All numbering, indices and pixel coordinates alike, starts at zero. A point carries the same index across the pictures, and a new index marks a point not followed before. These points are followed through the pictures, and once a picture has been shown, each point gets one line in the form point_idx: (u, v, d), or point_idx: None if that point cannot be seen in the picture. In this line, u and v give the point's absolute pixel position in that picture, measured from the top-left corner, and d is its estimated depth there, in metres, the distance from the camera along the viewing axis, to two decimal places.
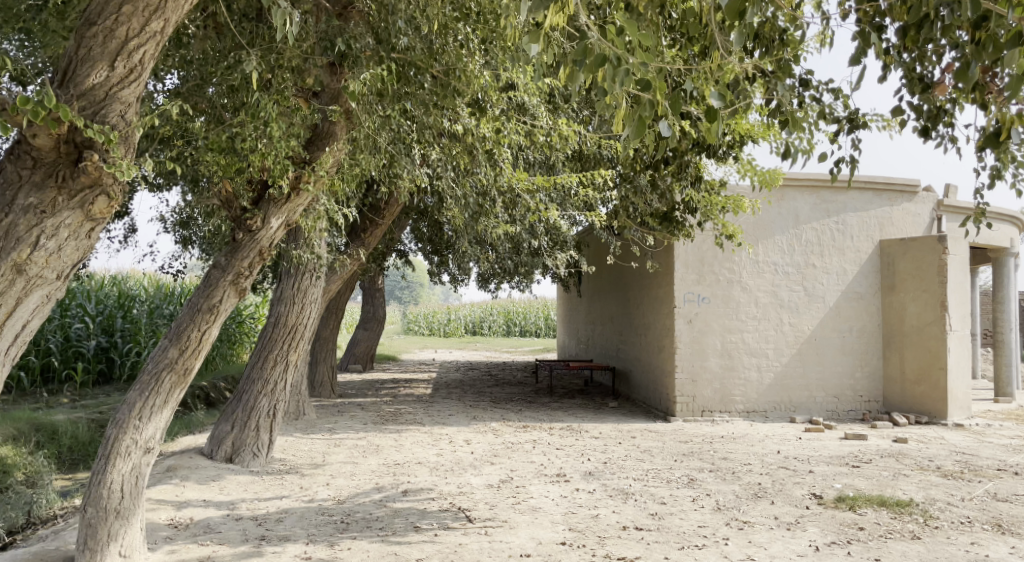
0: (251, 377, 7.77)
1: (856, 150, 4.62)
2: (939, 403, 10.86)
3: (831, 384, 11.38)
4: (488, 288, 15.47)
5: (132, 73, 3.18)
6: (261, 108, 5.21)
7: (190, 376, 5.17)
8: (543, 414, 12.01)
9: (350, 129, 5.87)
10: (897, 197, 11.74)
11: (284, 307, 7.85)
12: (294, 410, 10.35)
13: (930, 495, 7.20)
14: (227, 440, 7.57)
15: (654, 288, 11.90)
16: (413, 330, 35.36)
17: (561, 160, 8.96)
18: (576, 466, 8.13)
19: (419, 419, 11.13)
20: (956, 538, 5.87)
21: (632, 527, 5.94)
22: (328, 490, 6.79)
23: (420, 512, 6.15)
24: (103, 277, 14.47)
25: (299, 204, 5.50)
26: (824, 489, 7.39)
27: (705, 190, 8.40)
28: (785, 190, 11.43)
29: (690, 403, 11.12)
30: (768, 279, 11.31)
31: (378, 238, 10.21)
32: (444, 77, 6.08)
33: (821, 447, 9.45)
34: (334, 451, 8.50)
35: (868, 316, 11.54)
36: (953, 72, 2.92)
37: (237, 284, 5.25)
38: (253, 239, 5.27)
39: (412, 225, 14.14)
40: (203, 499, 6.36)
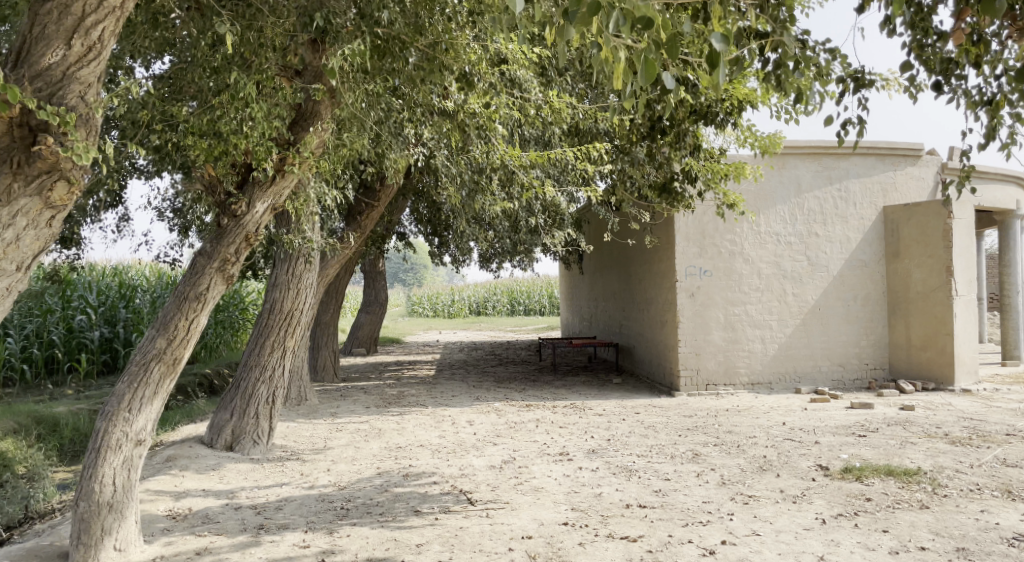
0: (248, 364, 7.65)
1: (864, 110, 4.46)
2: (946, 369, 10.71)
3: (836, 352, 11.26)
4: (490, 267, 15.36)
5: (91, 51, 3.10)
6: (241, 88, 5.06)
7: (179, 366, 5.09)
8: (547, 393, 11.92)
9: (335, 109, 5.73)
10: (901, 161, 11.55)
11: (279, 293, 7.73)
12: (295, 396, 10.27)
13: (938, 462, 7.11)
14: (227, 428, 7.49)
15: (656, 262, 11.73)
16: (417, 312, 35.29)
17: (557, 135, 8.79)
18: (579, 444, 8.04)
19: (423, 401, 11.05)
20: (966, 505, 5.77)
21: (636, 504, 5.86)
22: (328, 475, 6.72)
23: (422, 495, 6.08)
24: (104, 269, 14.39)
25: (285, 186, 5.37)
26: (830, 460, 7.30)
27: (705, 159, 8.25)
28: (786, 157, 11.24)
29: (695, 376, 11.01)
30: (771, 250, 11.16)
31: (375, 221, 10.04)
32: (430, 52, 5.88)
33: (827, 417, 9.35)
34: (335, 436, 8.43)
35: (872, 284, 11.41)
36: (977, 6, 2.71)
37: (224, 271, 5.13)
38: (238, 224, 5.14)
39: (411, 207, 13.99)
40: (202, 489, 6.29)
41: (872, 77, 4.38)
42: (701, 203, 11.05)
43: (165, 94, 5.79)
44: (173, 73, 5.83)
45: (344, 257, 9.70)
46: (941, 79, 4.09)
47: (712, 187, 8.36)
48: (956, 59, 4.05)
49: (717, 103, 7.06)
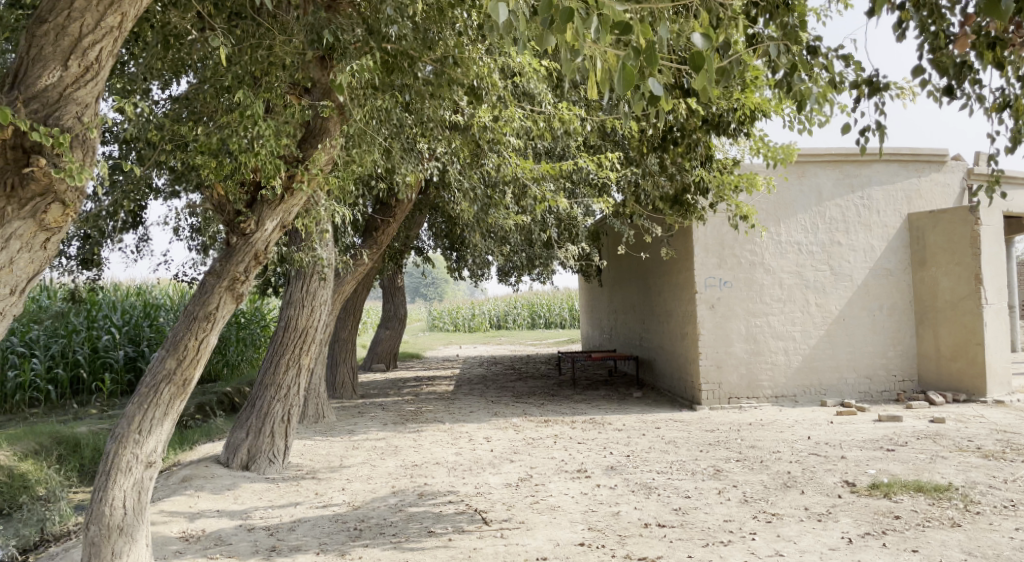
0: (264, 383, 7.59)
1: (880, 116, 4.32)
2: (978, 380, 10.42)
3: (863, 364, 11.02)
4: (509, 281, 15.29)
5: (88, 72, 3.10)
6: (248, 105, 5.03)
7: (190, 387, 5.06)
8: (565, 408, 11.78)
9: (345, 125, 5.67)
10: (925, 167, 11.32)
11: (294, 310, 7.69)
12: (313, 413, 10.24)
13: (970, 478, 6.87)
14: (243, 447, 7.43)
15: (675, 273, 11.59)
16: (438, 326, 35.27)
17: (570, 147, 8.71)
18: (598, 461, 7.90)
19: (440, 417, 10.97)
20: (1000, 523, 5.55)
21: (655, 524, 5.72)
22: (343, 495, 6.64)
23: (436, 515, 5.98)
24: (127, 289, 14.51)
25: (294, 204, 5.32)
26: (857, 475, 7.09)
27: (718, 170, 8.13)
28: (805, 166, 11.07)
29: (716, 390, 10.81)
30: (792, 260, 10.97)
31: (391, 237, 10.00)
32: (441, 67, 5.88)
33: (853, 431, 9.12)
34: (351, 454, 8.35)
35: (898, 293, 11.17)
36: (985, 8, 2.65)
37: (234, 290, 5.09)
38: (247, 242, 5.14)
39: (429, 221, 13.98)
40: (216, 509, 6.24)
41: (888, 81, 4.26)
42: (719, 214, 10.91)
43: (178, 114, 5.79)
44: (186, 93, 5.84)
45: (360, 273, 9.67)
46: (956, 81, 4.00)
47: (726, 198, 8.21)
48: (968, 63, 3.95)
49: (729, 113, 6.96)
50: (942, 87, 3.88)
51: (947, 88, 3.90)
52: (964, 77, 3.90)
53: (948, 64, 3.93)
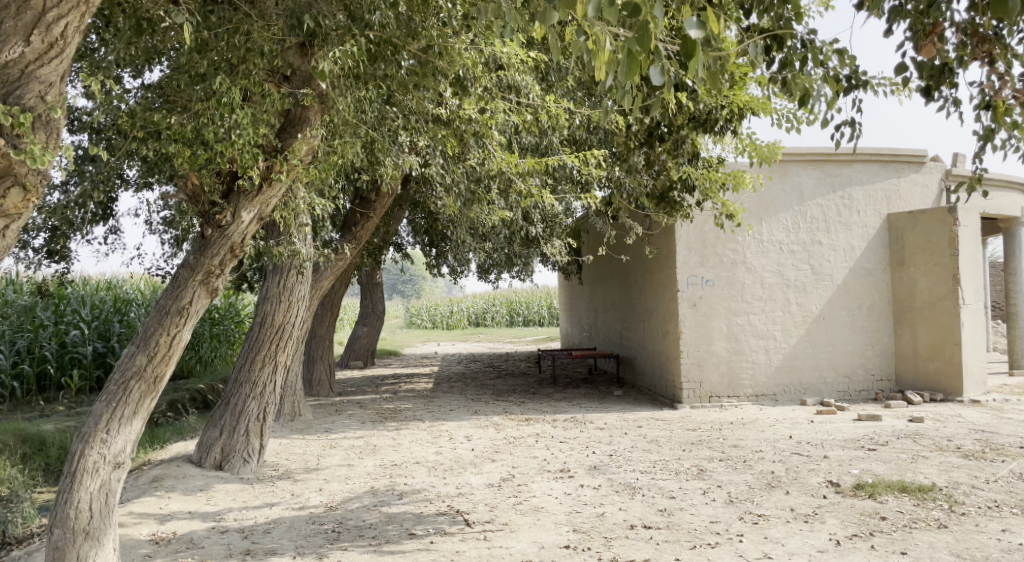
0: (238, 380, 7.36)
1: (854, 113, 4.22)
2: (954, 379, 10.47)
3: (842, 363, 11.03)
4: (489, 278, 15.14)
5: (51, 49, 3.01)
6: (225, 92, 4.81)
7: (161, 384, 4.86)
8: (546, 406, 11.67)
9: (325, 115, 5.50)
10: (904, 167, 11.35)
11: (269, 306, 7.44)
12: (289, 412, 10.01)
13: (952, 478, 6.85)
14: (216, 446, 7.21)
15: (657, 271, 11.49)
16: (416, 323, 35.00)
17: (554, 143, 8.58)
18: (580, 460, 7.80)
19: (420, 416, 10.80)
20: (986, 525, 5.51)
21: (640, 525, 5.61)
22: (320, 496, 6.44)
23: (416, 517, 5.82)
24: (97, 283, 14.15)
25: (272, 195, 5.11)
26: (840, 476, 7.03)
27: (705, 167, 8.04)
28: (788, 164, 11.03)
29: (698, 388, 10.75)
30: (774, 258, 10.94)
31: (370, 232, 9.80)
32: (423, 56, 5.68)
33: (834, 430, 9.09)
34: (329, 453, 8.16)
35: (877, 292, 11.19)
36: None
37: (208, 284, 4.89)
38: (223, 235, 4.90)
39: (409, 217, 13.79)
40: (188, 511, 6.02)
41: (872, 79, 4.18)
42: (702, 212, 10.85)
43: (151, 102, 5.57)
44: (159, 81, 5.60)
45: (338, 268, 9.46)
46: (941, 81, 3.95)
47: (713, 196, 8.13)
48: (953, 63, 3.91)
49: (717, 110, 6.82)
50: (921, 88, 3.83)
51: (924, 88, 3.87)
52: (946, 79, 3.89)
53: (935, 63, 3.91)
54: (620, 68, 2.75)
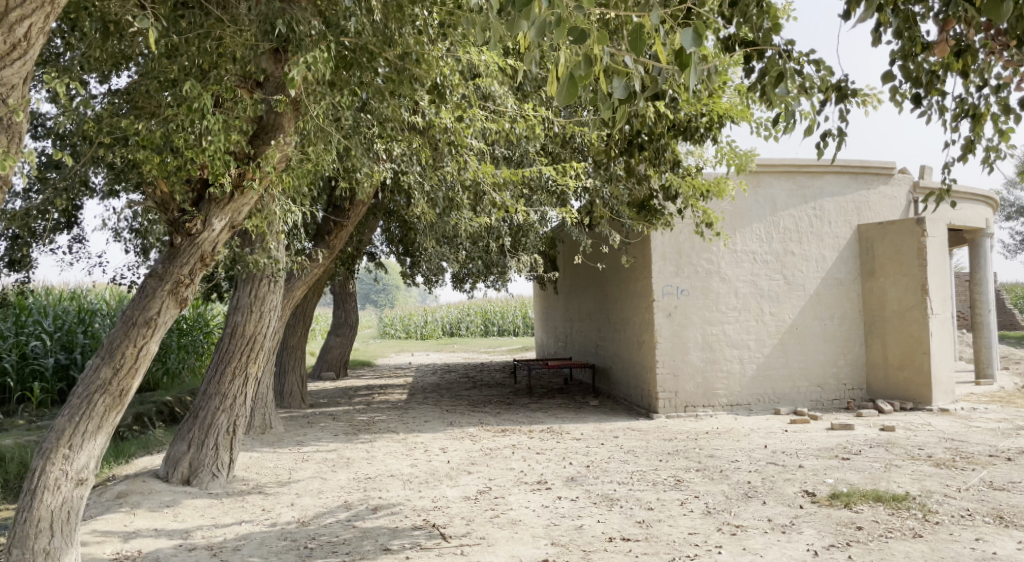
0: (207, 392, 7.19)
1: (844, 122, 4.23)
2: (924, 388, 10.59)
3: (814, 373, 11.12)
4: (464, 288, 15.06)
5: (14, 50, 3.00)
6: (194, 97, 4.68)
7: (127, 398, 4.71)
8: (522, 417, 11.59)
9: (299, 121, 5.41)
10: (874, 179, 11.50)
11: (240, 316, 7.24)
12: (260, 424, 9.81)
13: (925, 487, 6.90)
14: (184, 461, 7.04)
15: (633, 280, 11.50)
16: (389, 333, 34.75)
17: (529, 153, 8.56)
18: (557, 472, 7.74)
19: (394, 428, 10.67)
20: (960, 534, 5.55)
21: (619, 537, 5.56)
22: (292, 511, 6.29)
23: (391, 531, 5.71)
24: (60, 293, 13.82)
25: (245, 203, 4.97)
26: (816, 485, 7.05)
27: (683, 176, 8.07)
28: (761, 176, 11.12)
29: (673, 398, 10.76)
30: (747, 269, 11.00)
31: (344, 241, 9.68)
32: (400, 64, 5.54)
33: (808, 439, 9.14)
34: (300, 466, 8.00)
35: (848, 302, 11.30)
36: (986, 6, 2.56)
37: (178, 294, 4.73)
38: (193, 243, 4.76)
39: (383, 226, 13.67)
40: (154, 528, 5.84)
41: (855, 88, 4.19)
42: (677, 223, 10.89)
43: (118, 109, 5.44)
44: (127, 87, 5.50)
45: (311, 278, 9.33)
46: (927, 89, 3.97)
47: (691, 205, 8.14)
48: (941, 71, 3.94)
49: (696, 119, 6.92)
50: (913, 95, 3.87)
51: (916, 96, 3.90)
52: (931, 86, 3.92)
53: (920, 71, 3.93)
54: (563, 90, 2.72)
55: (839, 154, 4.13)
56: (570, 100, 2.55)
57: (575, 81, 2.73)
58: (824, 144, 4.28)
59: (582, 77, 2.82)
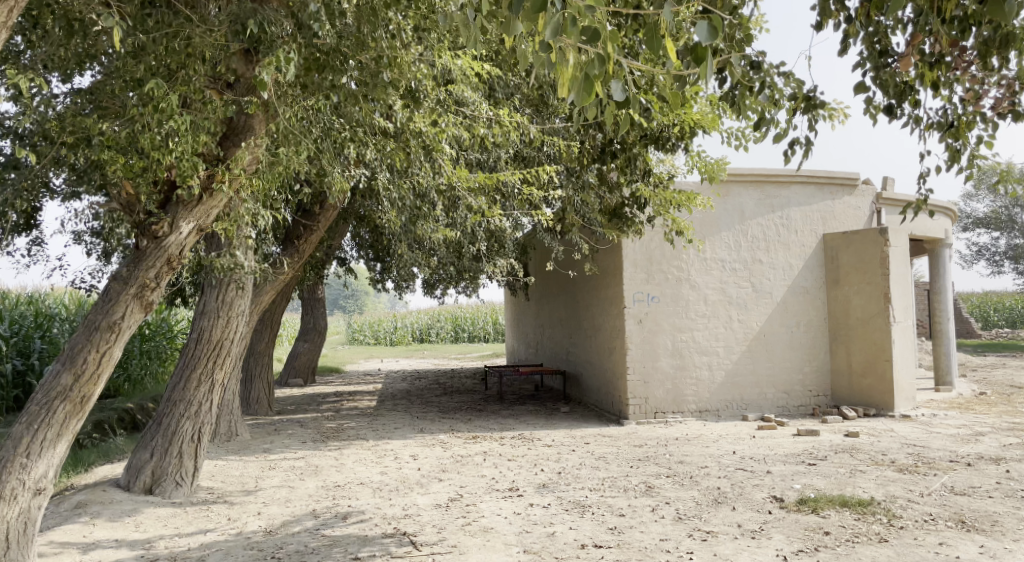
0: (171, 399, 7.03)
1: (812, 132, 4.37)
2: (886, 395, 10.75)
3: (781, 379, 11.26)
4: (435, 293, 15.00)
5: None
6: (163, 98, 4.58)
7: (88, 405, 4.59)
8: (492, 423, 11.55)
9: (270, 122, 5.32)
10: (839, 191, 11.70)
11: (207, 321, 7.10)
12: (225, 431, 9.64)
13: (890, 492, 7.01)
14: (146, 470, 6.86)
15: (604, 287, 11.55)
16: (358, 339, 34.45)
17: (503, 158, 8.57)
18: (529, 478, 7.72)
19: (363, 435, 10.56)
20: (924, 538, 5.64)
21: (591, 544, 5.55)
22: (258, 519, 6.17)
23: (361, 540, 5.63)
24: (17, 296, 13.46)
25: (214, 206, 4.87)
26: (784, 491, 7.12)
27: (656, 184, 8.12)
28: (730, 185, 11.25)
29: (643, 404, 10.80)
30: (716, 276, 11.11)
31: (314, 246, 9.56)
32: (373, 66, 5.53)
33: (775, 445, 9.23)
34: (268, 475, 7.86)
35: (813, 310, 11.47)
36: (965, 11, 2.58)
37: (143, 298, 4.60)
38: (159, 246, 4.61)
39: (353, 231, 13.56)
40: (115, 539, 5.68)
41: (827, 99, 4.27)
42: (648, 230, 10.96)
43: (81, 108, 5.32)
44: (90, 86, 5.34)
45: (279, 283, 9.21)
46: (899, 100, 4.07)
47: (663, 214, 8.20)
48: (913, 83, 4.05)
49: (669, 128, 7.03)
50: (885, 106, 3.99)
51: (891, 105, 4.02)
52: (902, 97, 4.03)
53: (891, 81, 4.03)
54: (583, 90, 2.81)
55: (805, 163, 4.28)
56: (577, 103, 2.58)
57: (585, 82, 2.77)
58: (792, 152, 4.43)
59: (596, 77, 2.84)
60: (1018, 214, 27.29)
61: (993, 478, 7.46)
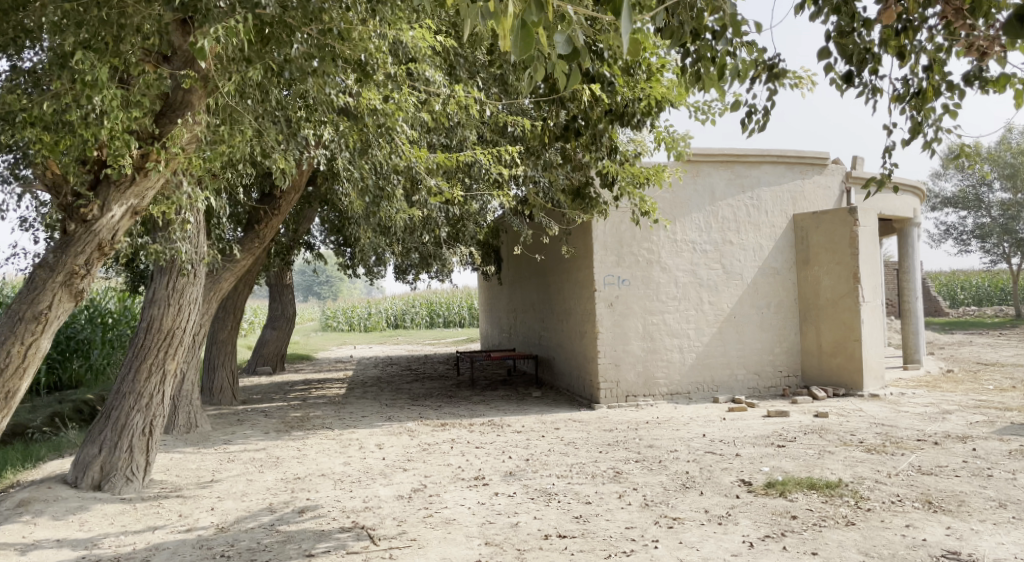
0: (121, 391, 6.75)
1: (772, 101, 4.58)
2: (855, 375, 10.77)
3: (752, 361, 11.21)
4: (406, 279, 14.76)
5: None
6: (88, 71, 4.29)
7: (14, 402, 4.30)
8: (463, 410, 11.39)
9: (210, 97, 4.96)
10: (808, 170, 11.62)
11: (157, 309, 6.80)
12: (185, 423, 9.38)
13: (858, 473, 6.95)
14: (94, 464, 6.61)
15: (575, 270, 11.39)
16: (332, 325, 34.08)
17: (468, 139, 8.35)
18: (496, 466, 7.56)
19: (329, 424, 10.35)
20: (891, 521, 5.56)
21: (555, 534, 5.41)
22: (210, 516, 5.94)
23: (317, 535, 5.44)
24: None
25: (149, 186, 4.61)
26: (752, 474, 7.03)
27: (621, 162, 7.92)
28: (699, 165, 11.12)
29: (615, 388, 10.68)
30: (687, 258, 11.00)
31: (275, 231, 9.25)
32: (320, 37, 5.34)
33: (745, 427, 9.16)
34: (226, 467, 7.62)
35: (784, 291, 11.41)
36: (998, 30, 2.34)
37: (72, 286, 4.33)
38: (89, 230, 4.34)
39: (320, 215, 13.26)
40: (56, 539, 5.42)
41: (786, 70, 4.47)
42: (617, 212, 10.80)
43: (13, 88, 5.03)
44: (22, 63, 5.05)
45: (238, 270, 8.92)
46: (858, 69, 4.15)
47: (629, 192, 8.05)
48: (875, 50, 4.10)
49: (634, 103, 6.80)
50: (843, 76, 4.08)
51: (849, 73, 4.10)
52: (860, 67, 4.11)
53: (853, 48, 4.10)
54: (517, 40, 2.56)
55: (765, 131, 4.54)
56: (520, 51, 2.38)
57: (527, 29, 2.56)
58: (750, 120, 4.73)
59: (535, 23, 2.62)
60: (986, 193, 27.53)
61: (960, 456, 7.44)
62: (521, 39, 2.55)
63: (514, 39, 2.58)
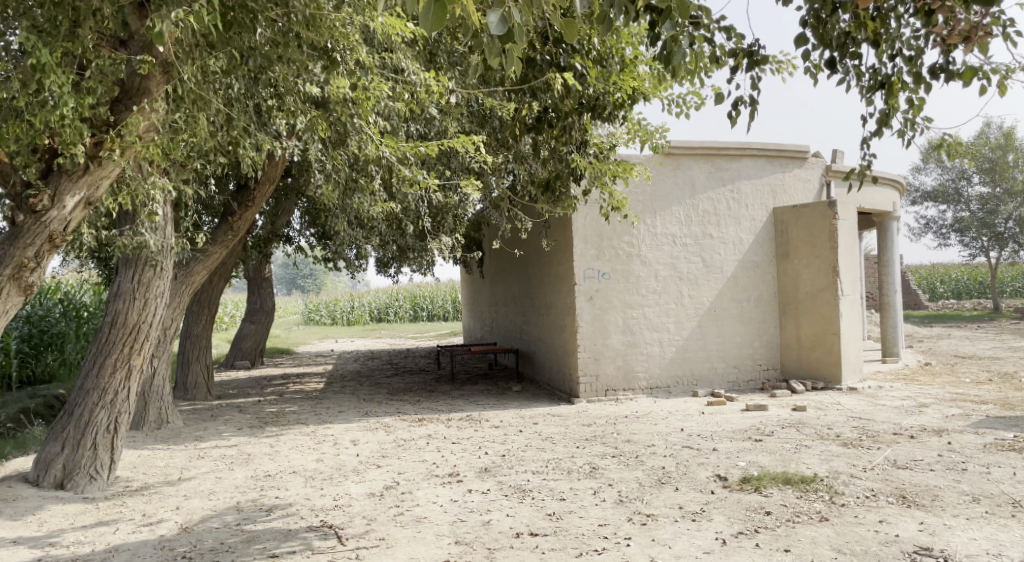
0: (85, 387, 6.59)
1: (754, 90, 4.49)
2: (834, 368, 10.78)
3: (731, 354, 11.18)
4: (387, 272, 14.62)
5: None
6: (35, 54, 4.10)
7: None
8: (442, 404, 11.29)
9: (169, 84, 4.85)
10: (788, 163, 11.59)
11: (123, 302, 6.63)
12: (155, 420, 9.21)
13: (833, 468, 6.92)
14: (57, 462, 6.46)
15: (555, 264, 11.30)
16: (314, 319, 33.83)
17: (445, 130, 8.24)
18: (471, 462, 7.47)
19: (304, 419, 10.21)
20: (864, 516, 5.53)
21: (527, 533, 5.33)
22: (175, 515, 5.81)
23: (283, 534, 5.33)
24: None
25: (104, 175, 4.48)
26: (728, 469, 6.99)
27: (594, 155, 7.84)
28: (679, 158, 11.06)
29: (594, 382, 10.60)
30: (667, 252, 10.95)
31: (248, 224, 9.08)
32: (285, 23, 5.20)
33: (723, 422, 9.12)
34: (195, 464, 7.48)
35: (764, 285, 11.39)
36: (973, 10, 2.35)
37: (21, 280, 4.20)
38: (39, 221, 4.21)
39: (299, 207, 13.10)
40: (12, 539, 5.27)
41: (765, 55, 4.37)
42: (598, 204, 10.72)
43: None
44: None
45: (211, 263, 8.75)
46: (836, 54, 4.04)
47: (602, 187, 7.98)
48: (853, 34, 4.03)
49: (606, 95, 6.67)
50: (823, 62, 4.00)
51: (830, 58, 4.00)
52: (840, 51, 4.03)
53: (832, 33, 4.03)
54: (432, 14, 2.34)
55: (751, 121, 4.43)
56: (432, 23, 2.19)
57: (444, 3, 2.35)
58: (736, 112, 4.57)
59: None
60: (965, 187, 27.73)
61: (935, 450, 7.43)
62: (434, 14, 2.34)
63: (429, 15, 2.36)
